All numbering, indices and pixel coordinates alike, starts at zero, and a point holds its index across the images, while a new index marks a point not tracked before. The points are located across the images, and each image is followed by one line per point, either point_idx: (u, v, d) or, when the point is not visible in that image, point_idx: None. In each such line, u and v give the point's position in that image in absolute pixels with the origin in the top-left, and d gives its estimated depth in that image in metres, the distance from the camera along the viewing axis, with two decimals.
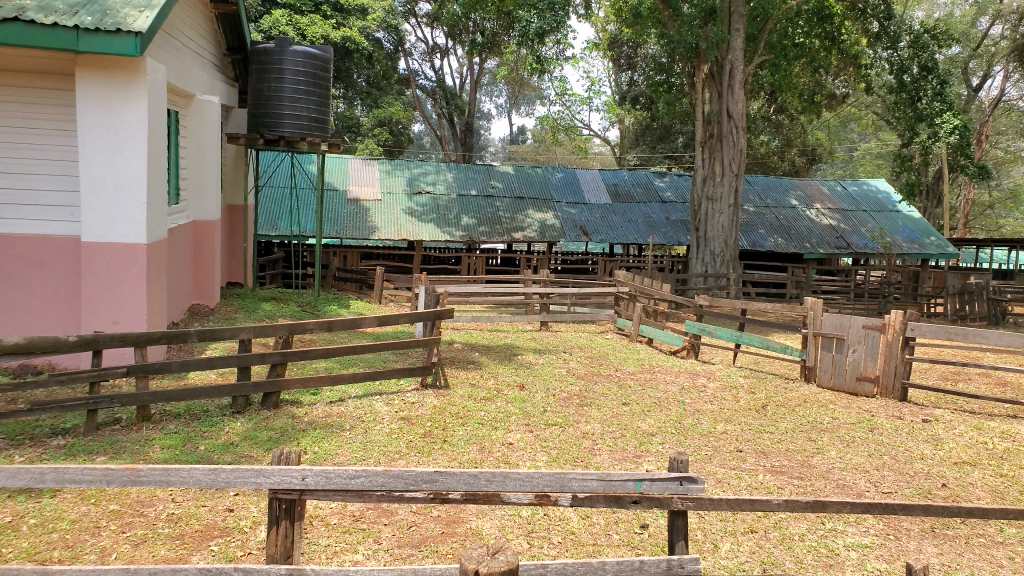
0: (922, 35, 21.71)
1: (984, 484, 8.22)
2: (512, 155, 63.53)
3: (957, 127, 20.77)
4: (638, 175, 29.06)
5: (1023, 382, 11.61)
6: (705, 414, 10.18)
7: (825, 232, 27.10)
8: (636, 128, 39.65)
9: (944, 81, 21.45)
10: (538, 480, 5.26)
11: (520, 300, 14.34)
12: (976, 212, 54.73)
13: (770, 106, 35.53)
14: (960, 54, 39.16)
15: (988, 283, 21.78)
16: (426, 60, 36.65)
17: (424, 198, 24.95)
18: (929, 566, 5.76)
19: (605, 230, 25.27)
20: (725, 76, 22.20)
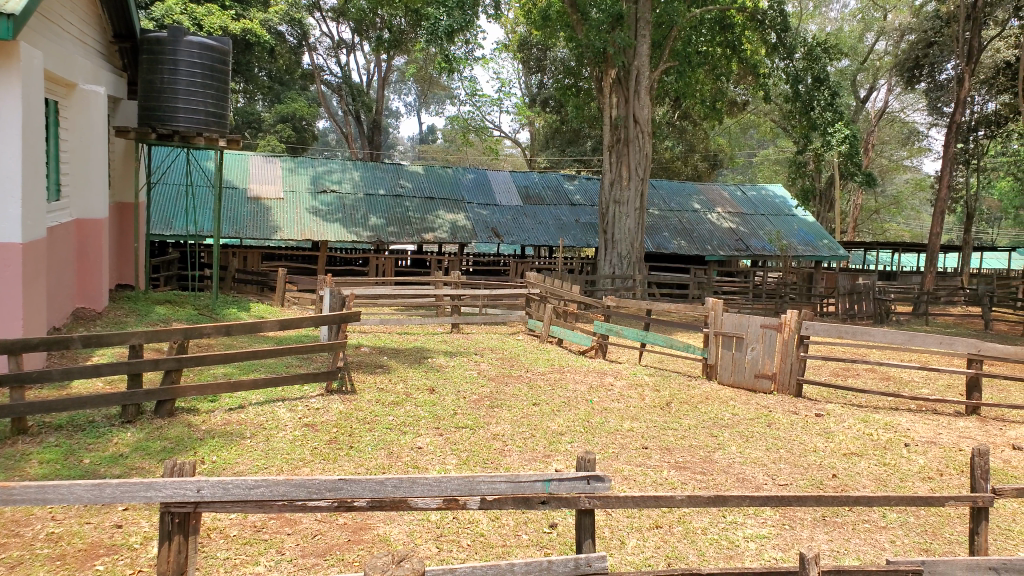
0: (815, 48, 22.87)
1: (869, 473, 8.72)
2: (423, 154, 63.46)
3: (847, 137, 21.88)
4: (548, 177, 29.48)
5: (903, 377, 12.39)
6: (612, 412, 10.36)
7: (725, 235, 28.18)
8: (546, 132, 40.09)
9: (835, 91, 22.65)
10: (447, 485, 5.12)
11: (429, 302, 13.94)
12: (864, 216, 58.58)
13: (673, 112, 36.88)
14: (849, 67, 41.75)
15: (875, 283, 23.05)
16: (332, 55, 35.88)
17: (329, 197, 24.41)
18: (820, 556, 6.03)
19: (516, 232, 25.39)
20: (631, 81, 22.75)
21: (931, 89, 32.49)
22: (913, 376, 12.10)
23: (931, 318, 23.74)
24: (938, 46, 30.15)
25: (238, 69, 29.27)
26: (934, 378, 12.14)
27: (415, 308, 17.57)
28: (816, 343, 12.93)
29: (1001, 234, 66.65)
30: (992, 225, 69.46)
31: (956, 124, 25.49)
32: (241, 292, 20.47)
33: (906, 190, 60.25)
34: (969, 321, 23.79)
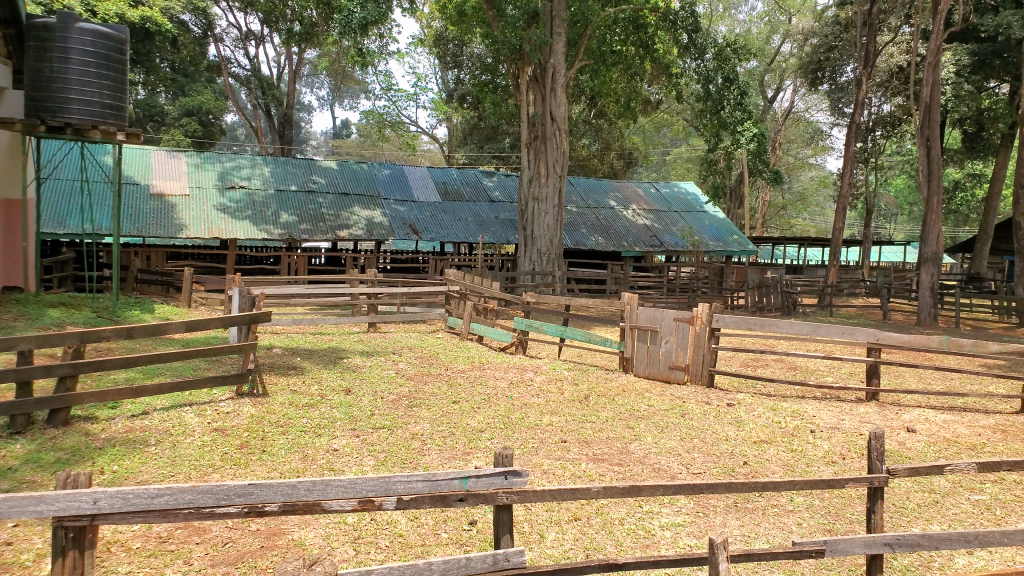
0: (724, 49, 23.42)
1: (778, 459, 9.06)
2: (337, 149, 62.58)
3: (755, 136, 22.58)
4: (467, 174, 29.57)
5: (808, 366, 12.97)
6: (532, 407, 10.42)
7: (640, 231, 28.85)
8: (464, 127, 40.40)
9: (744, 91, 23.29)
10: (362, 486, 4.88)
11: (345, 301, 13.68)
12: (771, 214, 61.39)
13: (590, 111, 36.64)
14: (757, 68, 43.54)
15: (781, 277, 23.91)
16: (239, 46, 34.73)
17: (237, 194, 23.74)
18: (729, 541, 6.20)
19: (435, 229, 25.21)
20: (547, 79, 23.03)
21: (833, 91, 34.26)
22: (818, 365, 12.68)
23: (834, 309, 24.94)
24: (837, 50, 31.75)
25: (137, 58, 28.30)
26: (838, 366, 12.75)
27: (333, 307, 17.24)
28: (728, 336, 13.38)
29: (896, 228, 71.30)
30: (887, 220, 74.32)
31: (856, 125, 26.80)
32: (145, 293, 19.59)
33: (810, 187, 63.58)
34: (868, 312, 25.19)
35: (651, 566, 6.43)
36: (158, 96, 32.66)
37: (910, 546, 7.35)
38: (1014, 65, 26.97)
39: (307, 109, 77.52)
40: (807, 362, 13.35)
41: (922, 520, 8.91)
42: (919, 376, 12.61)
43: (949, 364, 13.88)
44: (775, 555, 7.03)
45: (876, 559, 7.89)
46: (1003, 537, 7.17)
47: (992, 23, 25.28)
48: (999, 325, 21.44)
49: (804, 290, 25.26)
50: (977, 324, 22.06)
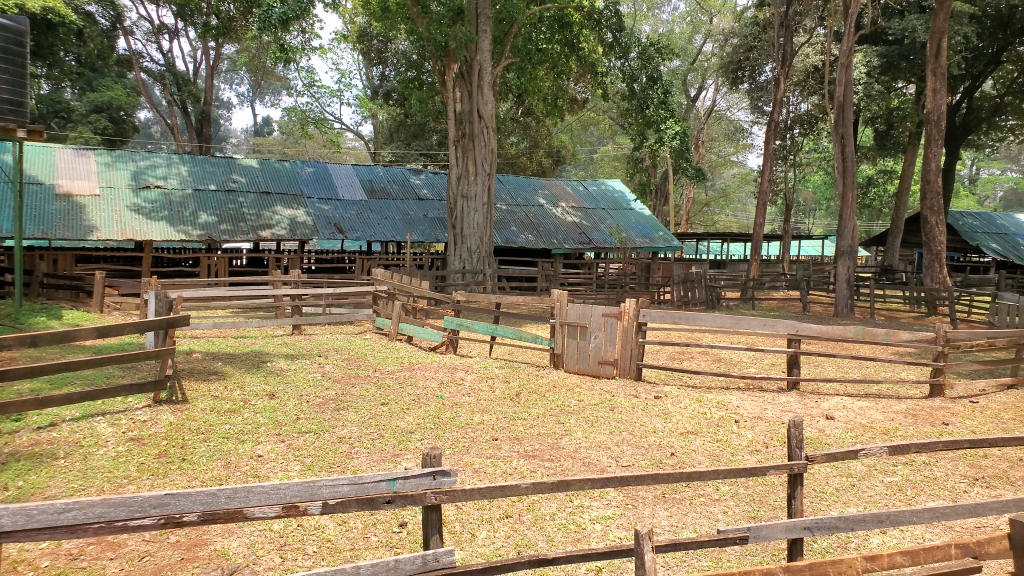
0: (648, 48, 23.96)
1: (704, 449, 9.28)
2: (259, 146, 61.17)
3: (677, 134, 23.45)
4: (393, 172, 29.44)
5: (732, 357, 13.37)
6: (462, 407, 10.39)
7: (569, 229, 29.20)
8: (390, 124, 39.91)
9: (667, 90, 23.95)
10: (286, 491, 4.63)
11: (267, 303, 13.33)
12: (696, 210, 63.43)
13: (517, 108, 38.11)
14: (680, 68, 45.01)
15: (705, 272, 24.43)
16: (151, 40, 33.57)
17: (152, 193, 22.98)
18: (656, 528, 5.98)
19: (361, 228, 24.91)
20: (474, 76, 22.98)
21: (752, 90, 35.47)
22: (741, 357, 13.04)
23: (756, 303, 25.73)
24: (757, 49, 33.12)
25: (39, 52, 26.21)
26: (760, 357, 13.19)
27: (257, 309, 16.80)
28: (655, 330, 13.65)
29: (813, 222, 74.57)
30: (805, 215, 77.63)
31: (775, 123, 27.61)
32: (54, 298, 18.64)
33: (731, 184, 65.84)
34: (789, 303, 26.13)
35: (581, 559, 6.41)
36: (62, 91, 31.18)
37: (829, 528, 7.54)
38: (919, 67, 28.54)
39: (227, 106, 75.54)
40: (730, 353, 13.75)
41: (840, 503, 9.25)
42: (836, 365, 13.15)
43: (862, 352, 14.56)
44: (701, 543, 7.18)
45: (797, 543, 8.06)
46: (912, 514, 7.46)
47: (898, 28, 27.57)
48: (910, 315, 22.56)
49: (728, 284, 25.87)
50: (889, 314, 23.14)
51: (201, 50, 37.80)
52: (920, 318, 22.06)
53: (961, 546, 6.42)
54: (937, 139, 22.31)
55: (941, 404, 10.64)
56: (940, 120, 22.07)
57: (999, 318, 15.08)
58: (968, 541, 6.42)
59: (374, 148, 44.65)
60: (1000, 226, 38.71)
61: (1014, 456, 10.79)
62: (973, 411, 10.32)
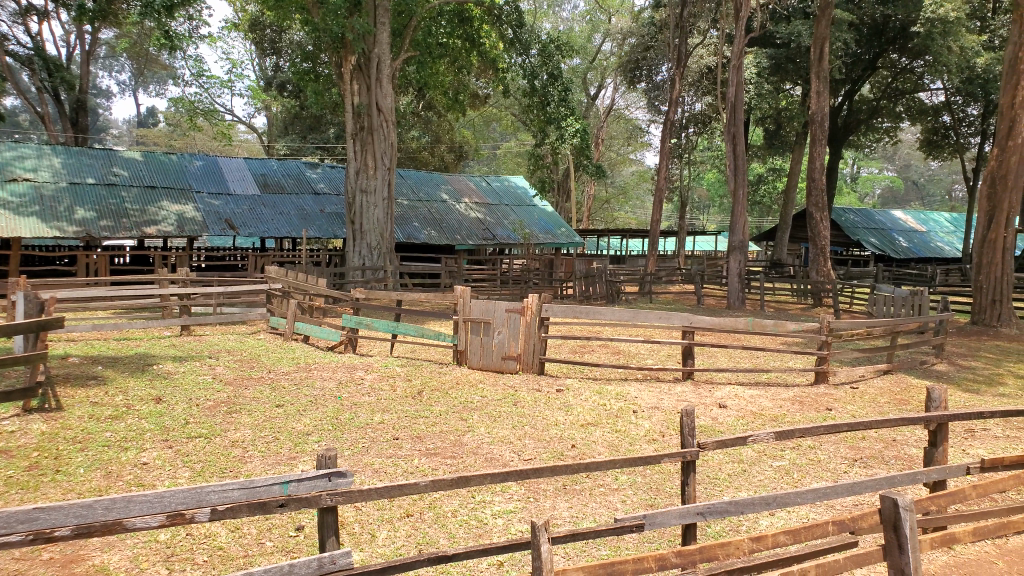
0: (549, 46, 24.80)
1: (604, 440, 9.49)
2: (142, 137, 58.23)
3: (577, 131, 24.01)
4: (288, 166, 28.81)
5: (630, 349, 13.77)
6: (362, 407, 10.23)
7: (472, 224, 29.36)
8: (284, 117, 39.53)
9: (567, 88, 24.68)
10: (171, 499, 4.27)
11: (153, 303, 12.70)
12: (596, 206, 65.58)
13: (418, 102, 37.75)
14: (580, 66, 47.01)
15: (606, 267, 24.98)
16: (19, 21, 31.26)
17: (20, 186, 21.54)
18: (552, 520, 5.65)
19: (254, 223, 24.26)
20: (372, 69, 22.91)
21: (650, 89, 36.75)
22: (640, 349, 13.42)
23: (654, 297, 26.61)
24: (653, 49, 34.92)
25: None
26: (656, 349, 13.65)
27: (141, 309, 16.05)
28: (557, 325, 13.90)
29: (707, 218, 78.52)
30: (698, 211, 80.97)
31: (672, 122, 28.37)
32: None
33: (631, 181, 68.21)
34: (684, 297, 27.24)
35: (481, 555, 6.27)
36: None
37: (719, 513, 7.78)
38: (804, 70, 30.24)
39: (105, 94, 71.57)
40: (628, 346, 14.13)
41: (732, 488, 9.62)
42: (728, 355, 13.76)
43: (749, 342, 15.31)
44: (598, 532, 7.27)
45: (689, 528, 8.29)
46: (797, 496, 7.78)
47: (785, 32, 29.01)
48: (797, 306, 23.94)
49: (627, 279, 26.72)
50: (778, 306, 24.43)
51: (75, 34, 35.52)
52: (806, 310, 23.43)
53: (838, 523, 6.73)
54: (821, 139, 23.67)
55: (825, 390, 11.21)
56: (823, 121, 23.48)
57: (873, 309, 16.16)
58: (844, 517, 6.72)
59: (268, 142, 43.41)
60: (878, 222, 41.46)
61: (888, 437, 11.55)
62: (853, 396, 10.95)
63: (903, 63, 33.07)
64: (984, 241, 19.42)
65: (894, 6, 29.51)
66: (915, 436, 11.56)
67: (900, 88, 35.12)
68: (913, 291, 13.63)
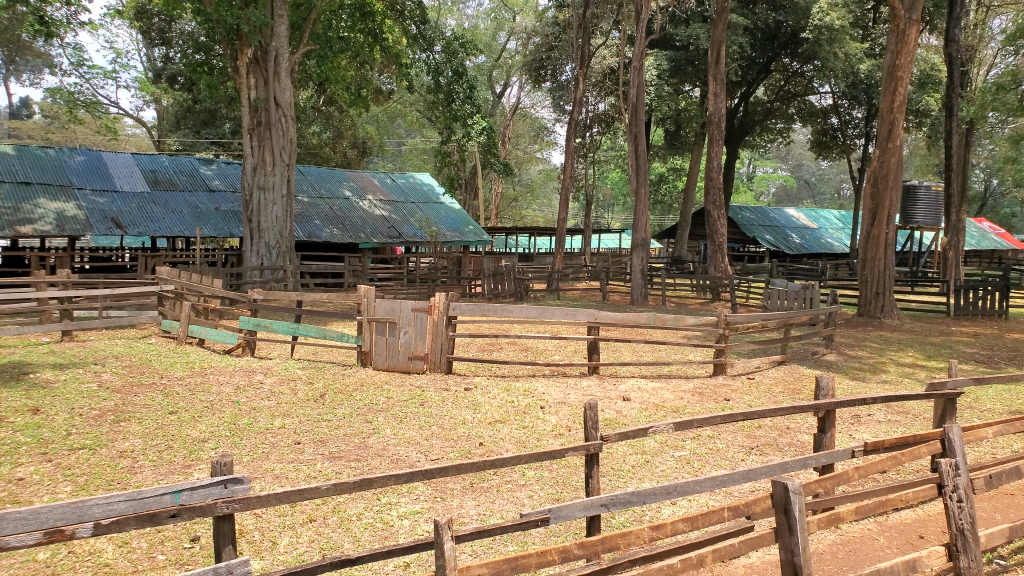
0: (452, 44, 25.58)
1: (512, 437, 9.55)
2: (13, 130, 54.27)
3: (483, 129, 25.43)
4: (180, 162, 27.72)
5: (536, 346, 13.96)
6: (261, 411, 9.95)
7: (377, 222, 29.17)
8: (175, 110, 37.97)
9: (471, 85, 25.64)
10: (47, 515, 3.87)
11: (30, 307, 11.95)
12: (504, 204, 66.52)
13: (318, 97, 37.82)
14: (485, 63, 48.01)
15: (513, 265, 25.15)
16: None
17: None
18: (455, 518, 5.57)
19: (144, 222, 23.32)
20: (270, 62, 22.49)
21: (555, 89, 37.40)
22: (546, 346, 13.62)
23: (562, 293, 27.05)
24: (557, 49, 35.58)
25: None
26: (562, 345, 13.90)
27: (14, 316, 15.07)
28: (464, 323, 13.96)
29: (611, 216, 80.71)
30: (604, 209, 83.23)
31: (575, 122, 28.91)
32: None
33: (537, 180, 69.51)
34: (590, 292, 27.75)
35: (386, 557, 6.07)
36: None
37: (623, 504, 7.66)
38: (702, 73, 31.54)
39: None
40: (535, 342, 14.31)
41: (636, 479, 9.84)
42: (632, 349, 14.17)
43: (651, 336, 15.77)
44: (503, 528, 7.15)
45: (593, 520, 8.42)
46: (695, 484, 7.82)
47: (684, 35, 30.64)
48: (697, 301, 24.94)
49: (535, 276, 27.04)
50: (680, 300, 25.33)
51: None
52: (706, 304, 24.40)
53: (733, 509, 6.98)
54: (719, 139, 24.69)
55: (723, 381, 11.67)
56: (720, 121, 24.41)
57: (768, 302, 16.94)
58: (738, 503, 6.99)
59: (159, 136, 41.43)
60: (772, 219, 43.59)
61: (782, 424, 12.14)
62: (749, 386, 11.45)
63: (794, 67, 34.64)
64: (869, 237, 20.68)
65: (785, 13, 31.30)
66: (805, 423, 12.20)
67: (792, 91, 36.77)
68: (803, 285, 14.41)
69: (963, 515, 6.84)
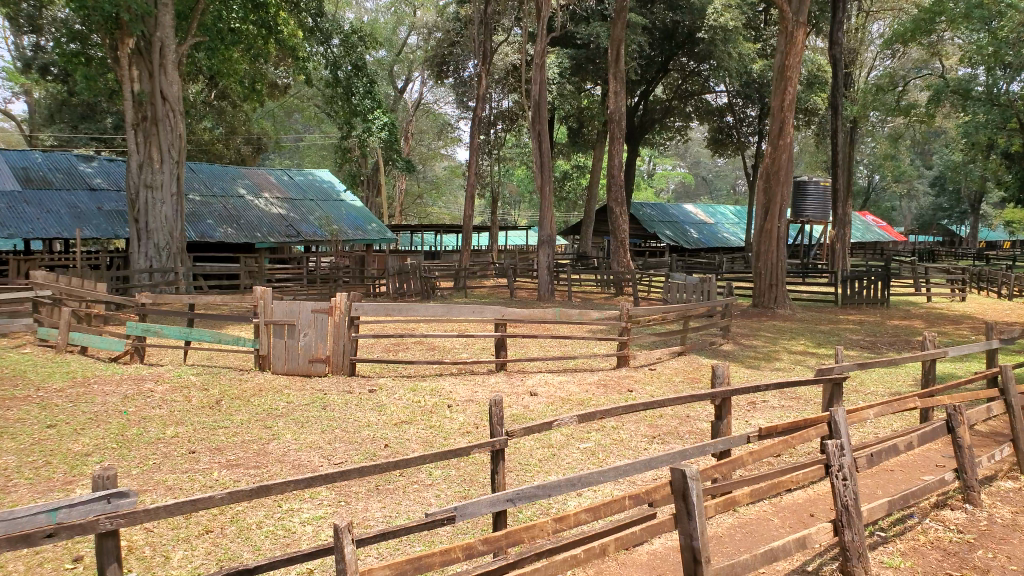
0: (350, 37, 26.02)
1: (418, 437, 9.46)
2: None
3: (385, 124, 25.84)
4: (55, 159, 26.18)
5: (441, 344, 13.99)
6: (152, 420, 9.51)
7: (274, 221, 28.49)
8: (50, 103, 36.64)
9: (371, 80, 26.04)
10: None
11: None
12: (409, 201, 66.41)
13: (209, 92, 36.24)
14: (386, 58, 47.82)
15: (419, 263, 24.96)
16: None
17: None
18: (356, 522, 5.27)
19: (15, 223, 22.05)
20: (154, 54, 21.69)
21: (457, 85, 37.63)
22: (453, 344, 13.67)
23: (468, 291, 27.15)
24: (459, 45, 35.74)
25: None
26: (468, 343, 13.99)
27: None
28: (367, 325, 13.83)
29: (518, 213, 81.77)
30: (511, 206, 84.16)
31: (479, 118, 29.03)
32: None
33: (443, 177, 69.56)
34: (497, 289, 27.95)
35: (285, 564, 5.78)
36: None
37: (528, 499, 7.38)
38: (603, 71, 32.32)
39: None
40: (439, 341, 14.35)
41: (542, 473, 9.91)
42: (539, 344, 14.39)
43: (556, 331, 16.06)
44: (406, 530, 6.71)
45: (500, 515, 8.43)
46: (599, 474, 7.51)
47: (586, 33, 31.09)
48: (601, 296, 25.58)
49: (442, 273, 26.91)
50: (585, 296, 25.86)
51: None
52: (610, 299, 25.09)
53: (634, 497, 7.02)
54: (620, 136, 25.17)
55: (627, 373, 11.96)
56: (621, 120, 24.91)
57: (668, 296, 17.51)
58: (639, 491, 7.09)
59: (30, 131, 39.48)
60: (672, 215, 45.06)
61: (683, 413, 12.55)
62: (651, 377, 11.79)
63: (692, 67, 35.46)
64: (762, 232, 21.69)
65: (682, 13, 32.40)
66: (705, 411, 12.66)
67: (689, 90, 37.79)
68: (702, 279, 14.97)
69: (849, 492, 7.13)
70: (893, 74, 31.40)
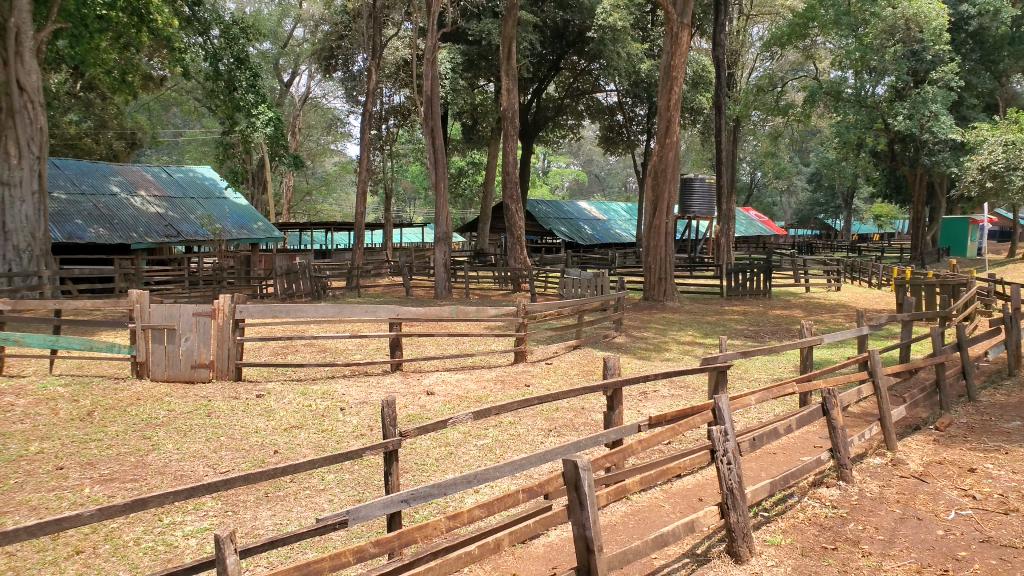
0: (232, 29, 25.14)
1: (309, 441, 9.21)
2: None
3: (270, 119, 25.42)
4: None
5: (332, 346, 13.74)
6: (13, 436, 8.83)
7: (151, 220, 27.15)
8: None
9: (254, 74, 25.54)
10: None
11: None
12: (296, 198, 64.78)
13: (75, 83, 33.93)
14: (270, 50, 46.47)
15: (308, 262, 24.35)
16: None
17: None
18: (240, 530, 4.84)
19: None
20: (10, 40, 20.22)
21: (346, 79, 36.98)
22: (346, 346, 13.44)
23: (361, 290, 26.72)
24: (347, 38, 35.21)
25: None
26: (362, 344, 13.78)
27: None
28: (253, 328, 13.42)
29: (413, 210, 81.47)
30: (405, 203, 83.62)
31: (369, 113, 28.29)
32: None
33: (333, 174, 68.18)
34: (393, 288, 27.64)
35: None
36: None
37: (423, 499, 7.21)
38: (495, 68, 32.44)
39: None
40: (330, 342, 14.09)
41: (439, 472, 9.85)
42: (436, 342, 14.41)
43: (454, 329, 16.10)
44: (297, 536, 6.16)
45: (393, 517, 8.32)
46: (495, 470, 7.40)
47: (477, 29, 31.06)
48: (499, 292, 25.79)
49: (334, 272, 26.28)
50: (483, 293, 25.94)
51: None
52: (507, 296, 25.39)
53: (528, 490, 6.89)
54: (513, 134, 25.42)
55: (524, 368, 12.08)
56: (514, 117, 25.15)
57: (564, 291, 17.85)
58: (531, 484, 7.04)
59: None
60: (566, 212, 45.80)
61: (578, 406, 12.78)
62: (548, 371, 11.97)
63: (582, 66, 36.50)
64: (651, 227, 22.36)
65: (571, 12, 32.76)
66: (599, 403, 12.95)
67: (579, 89, 38.72)
68: (595, 274, 15.32)
69: (734, 475, 7.41)
70: (772, 75, 33.92)
